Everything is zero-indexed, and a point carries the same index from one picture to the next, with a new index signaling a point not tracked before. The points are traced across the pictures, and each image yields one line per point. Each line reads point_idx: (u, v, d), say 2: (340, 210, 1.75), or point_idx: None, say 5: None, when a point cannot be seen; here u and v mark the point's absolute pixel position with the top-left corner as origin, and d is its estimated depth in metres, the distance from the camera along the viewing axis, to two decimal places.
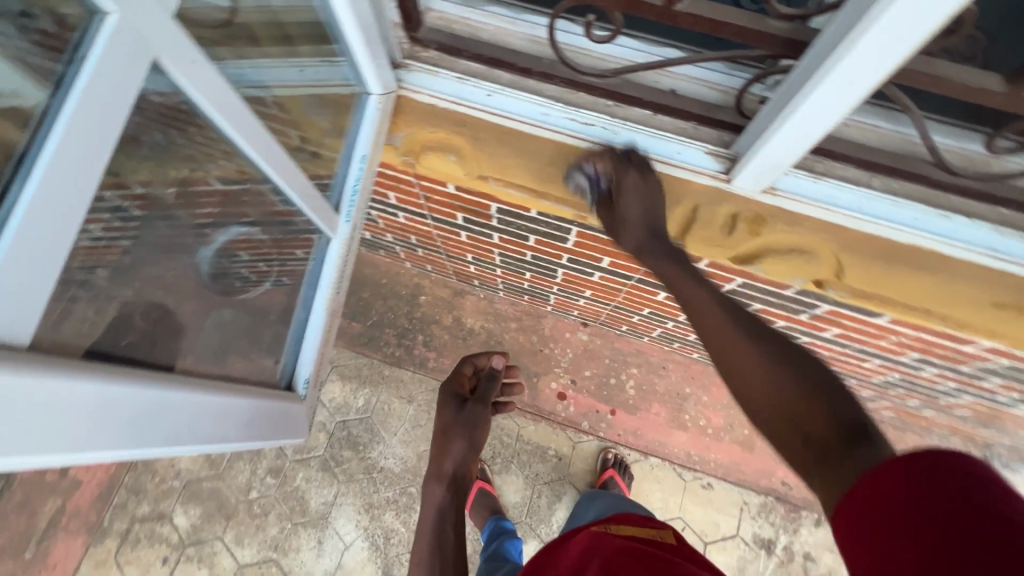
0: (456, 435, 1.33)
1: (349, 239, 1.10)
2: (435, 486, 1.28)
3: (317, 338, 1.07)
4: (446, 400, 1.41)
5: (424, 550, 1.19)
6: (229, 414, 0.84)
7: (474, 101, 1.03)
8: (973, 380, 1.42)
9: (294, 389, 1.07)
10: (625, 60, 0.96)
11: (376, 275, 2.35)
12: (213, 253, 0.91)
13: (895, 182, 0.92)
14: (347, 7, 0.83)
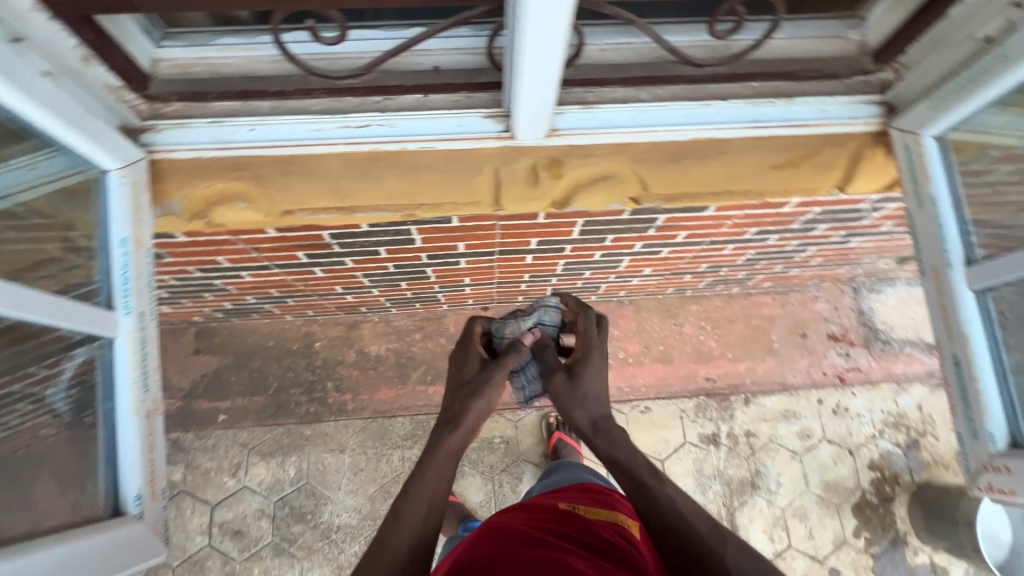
0: (475, 391, 0.99)
1: (139, 329, 0.94)
2: (452, 435, 0.94)
3: (135, 446, 0.90)
4: (464, 358, 1.07)
5: (409, 513, 0.83)
6: (65, 565, 0.74)
7: (238, 140, 0.96)
8: (806, 232, 1.58)
9: (124, 512, 0.88)
10: (375, 52, 0.94)
11: (261, 340, 2.21)
12: (65, 388, 0.89)
13: (657, 89, 0.99)
14: (15, 98, 0.71)
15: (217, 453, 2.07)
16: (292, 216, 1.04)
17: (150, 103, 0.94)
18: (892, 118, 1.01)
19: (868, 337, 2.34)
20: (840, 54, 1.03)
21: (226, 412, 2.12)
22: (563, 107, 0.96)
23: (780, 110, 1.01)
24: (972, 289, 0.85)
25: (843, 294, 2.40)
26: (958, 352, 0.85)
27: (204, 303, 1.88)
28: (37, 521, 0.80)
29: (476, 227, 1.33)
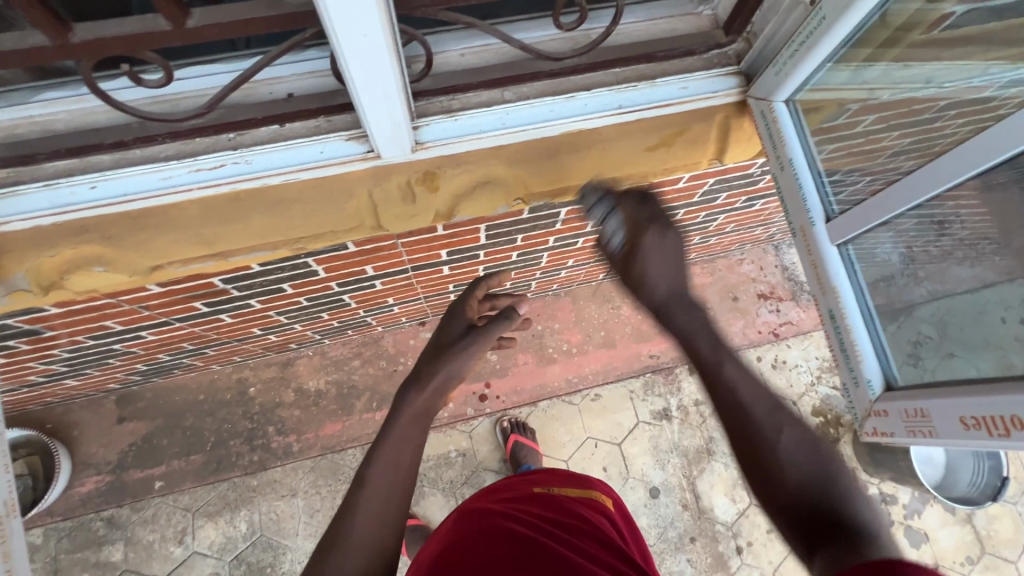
0: (449, 355, 1.03)
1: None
2: (416, 398, 0.99)
3: None
4: (449, 321, 1.11)
5: (377, 480, 0.88)
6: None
7: (79, 201, 0.88)
8: (710, 202, 1.62)
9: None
10: (216, 87, 0.89)
11: (190, 396, 2.09)
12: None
13: (522, 87, 0.98)
14: None
15: (158, 522, 1.95)
16: (162, 270, 0.98)
17: None
18: (749, 86, 1.04)
19: (794, 290, 2.44)
20: (694, 31, 1.04)
21: (162, 478, 2.00)
22: (426, 119, 0.94)
23: (646, 93, 1.02)
24: (835, 243, 0.96)
25: (766, 253, 2.49)
26: (833, 307, 0.98)
27: (114, 369, 1.76)
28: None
29: (377, 248, 1.29)
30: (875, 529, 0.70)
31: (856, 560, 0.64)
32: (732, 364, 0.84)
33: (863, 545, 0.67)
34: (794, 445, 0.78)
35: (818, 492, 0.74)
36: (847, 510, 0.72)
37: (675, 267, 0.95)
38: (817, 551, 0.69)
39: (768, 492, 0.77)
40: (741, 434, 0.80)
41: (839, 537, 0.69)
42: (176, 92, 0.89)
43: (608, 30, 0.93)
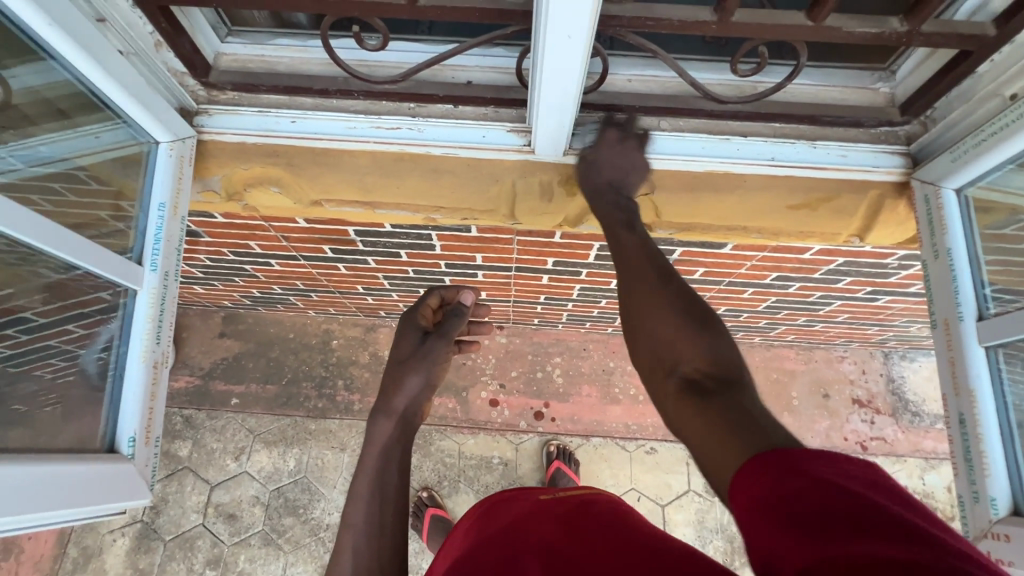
0: (412, 367, 0.95)
1: (161, 286, 0.97)
2: (383, 424, 0.90)
3: (138, 393, 0.92)
4: (404, 331, 1.02)
5: (359, 520, 0.80)
6: (50, 483, 0.74)
7: (280, 130, 1.05)
8: (830, 282, 1.55)
9: (116, 451, 0.89)
10: (411, 63, 1.00)
11: (283, 332, 2.29)
12: (96, 351, 0.95)
13: (678, 120, 1.02)
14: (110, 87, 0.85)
15: (224, 434, 2.13)
16: (320, 206, 1.13)
17: (208, 90, 1.04)
18: (914, 168, 1.00)
19: (896, 406, 2.22)
20: (871, 104, 1.02)
21: (239, 397, 2.19)
22: (584, 128, 1.00)
23: (801, 151, 1.02)
24: (982, 344, 0.84)
25: (872, 358, 2.29)
26: (964, 411, 0.84)
27: (233, 289, 1.98)
28: (28, 439, 0.80)
29: (493, 239, 1.37)
30: (728, 356, 0.66)
31: (729, 404, 0.59)
32: (636, 246, 0.83)
33: (739, 390, 0.62)
34: (670, 300, 0.72)
35: (686, 332, 0.68)
36: (698, 336, 0.68)
37: (624, 170, 0.97)
38: (675, 373, 0.66)
39: (649, 288, 0.75)
40: (637, 283, 0.76)
41: (704, 368, 0.65)
42: (380, 60, 1.01)
43: (780, 84, 0.94)
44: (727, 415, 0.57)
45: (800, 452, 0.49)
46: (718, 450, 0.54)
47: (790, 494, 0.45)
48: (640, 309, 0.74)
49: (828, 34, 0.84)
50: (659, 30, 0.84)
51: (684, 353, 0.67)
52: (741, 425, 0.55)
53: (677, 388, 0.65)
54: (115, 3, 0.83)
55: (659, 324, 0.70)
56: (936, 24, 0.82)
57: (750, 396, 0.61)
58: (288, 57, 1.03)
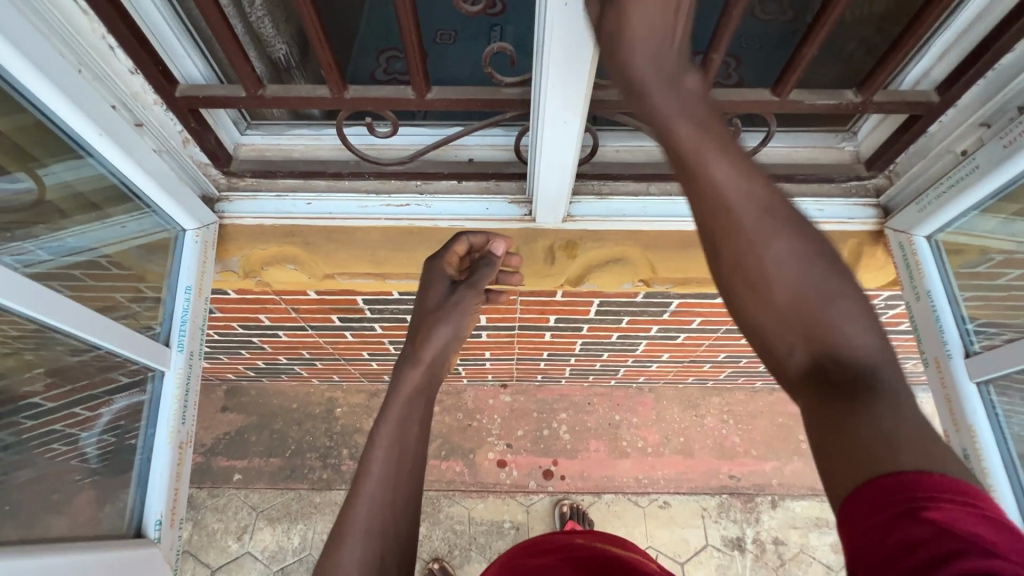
0: (437, 321, 0.96)
1: (187, 366, 1.02)
2: (412, 372, 0.91)
3: (164, 474, 0.95)
4: (431, 276, 1.01)
5: (377, 469, 0.79)
6: (85, 573, 0.77)
7: (297, 211, 1.12)
8: None
9: (143, 535, 0.91)
10: (418, 145, 1.09)
11: (287, 402, 2.28)
12: (98, 432, 0.96)
13: (665, 185, 1.10)
14: (147, 181, 0.93)
15: (226, 513, 2.07)
16: (332, 279, 1.18)
17: (229, 178, 1.12)
18: (888, 218, 1.08)
19: None
20: (837, 162, 1.12)
21: (241, 472, 2.15)
22: (579, 197, 1.09)
23: None
24: (974, 381, 0.88)
25: None
26: (967, 447, 0.87)
27: (239, 361, 1.99)
28: (63, 527, 0.82)
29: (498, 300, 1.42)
30: (863, 338, 0.53)
31: (861, 414, 0.47)
32: (722, 169, 0.61)
33: (878, 386, 0.50)
34: (782, 258, 0.58)
35: (809, 298, 0.56)
36: (822, 312, 0.55)
37: (670, 34, 0.66)
38: (793, 357, 0.56)
39: (760, 235, 0.59)
40: (729, 235, 0.60)
41: (833, 353, 0.53)
42: (389, 144, 1.09)
43: (755, 148, 1.03)
44: (856, 423, 0.46)
45: (905, 482, 0.41)
46: (840, 455, 0.45)
47: (891, 527, 0.38)
48: (751, 263, 0.59)
49: (793, 106, 0.94)
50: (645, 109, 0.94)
51: (802, 332, 0.55)
52: (863, 432, 0.45)
53: (800, 377, 0.54)
54: (151, 109, 0.93)
55: (780, 283, 0.57)
56: (886, 94, 0.93)
57: (891, 390, 0.49)
58: (303, 145, 1.12)
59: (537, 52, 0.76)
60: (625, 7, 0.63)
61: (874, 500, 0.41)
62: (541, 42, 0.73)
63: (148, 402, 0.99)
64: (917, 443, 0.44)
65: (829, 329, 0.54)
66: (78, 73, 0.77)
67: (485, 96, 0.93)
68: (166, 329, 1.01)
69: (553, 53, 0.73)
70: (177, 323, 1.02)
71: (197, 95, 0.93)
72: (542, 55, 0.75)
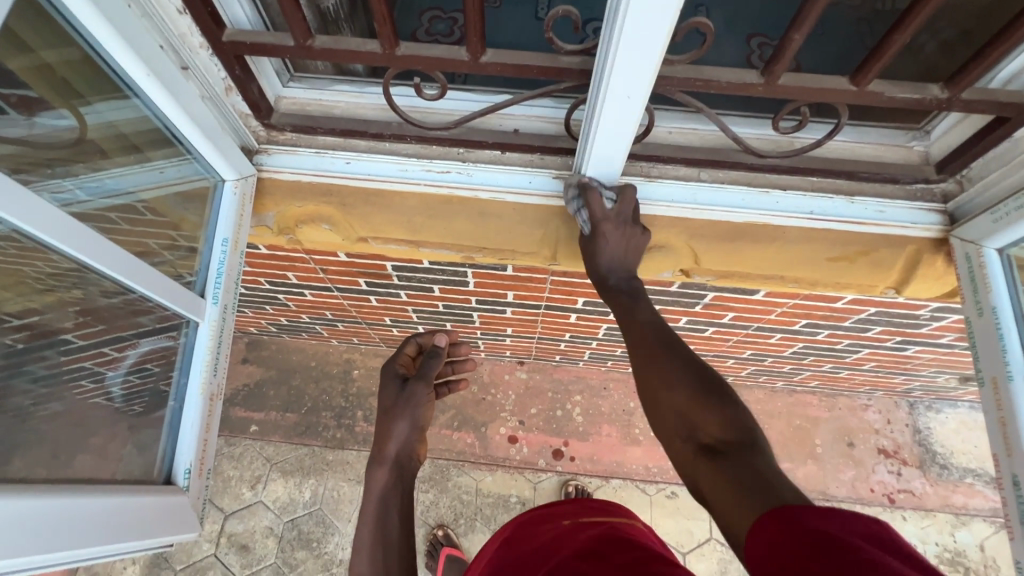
0: (395, 417, 1.00)
1: (221, 319, 1.02)
2: (377, 474, 0.98)
3: (194, 422, 0.96)
4: (384, 380, 1.07)
5: (366, 566, 0.90)
6: (117, 515, 0.78)
7: (335, 170, 1.10)
8: (860, 331, 1.55)
9: (172, 482, 0.93)
10: (464, 111, 1.05)
11: (305, 360, 2.30)
12: (123, 373, 0.95)
13: (718, 172, 1.05)
14: (188, 126, 0.91)
15: (242, 462, 2.12)
16: (365, 242, 1.16)
17: (269, 131, 1.09)
18: (953, 226, 1.02)
19: (924, 458, 2.17)
20: (904, 163, 1.05)
21: (258, 424, 2.19)
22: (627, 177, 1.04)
23: (839, 206, 1.05)
24: None
25: (897, 407, 2.26)
26: (1018, 473, 0.84)
27: (262, 315, 2.01)
28: (94, 468, 0.84)
29: (528, 278, 1.39)
30: (737, 422, 0.67)
31: (728, 462, 0.62)
32: (644, 314, 0.89)
33: (751, 451, 0.64)
34: (672, 375, 0.77)
35: (693, 405, 0.71)
36: (704, 407, 0.71)
37: (625, 254, 0.98)
38: (688, 443, 0.70)
39: (661, 362, 0.79)
40: (644, 355, 0.82)
41: (719, 437, 0.67)
42: (434, 107, 1.05)
43: (819, 141, 0.97)
44: (732, 475, 0.60)
45: (799, 509, 0.51)
46: (715, 493, 0.60)
47: (787, 546, 0.48)
48: (654, 377, 0.78)
49: (870, 98, 0.88)
50: (708, 90, 0.89)
51: (693, 424, 0.70)
52: (744, 480, 0.59)
53: (694, 453, 0.68)
54: (197, 53, 0.89)
55: (669, 394, 0.74)
56: (974, 91, 0.86)
57: (762, 459, 0.62)
58: (345, 102, 1.09)
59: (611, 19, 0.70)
60: (597, 240, 0.97)
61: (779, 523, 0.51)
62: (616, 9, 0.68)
63: (181, 352, 1.00)
64: (773, 485, 0.57)
65: (711, 419, 0.69)
66: (128, 9, 0.74)
67: (542, 63, 0.88)
68: (201, 280, 1.01)
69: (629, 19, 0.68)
70: (213, 275, 1.02)
71: (244, 41, 0.89)
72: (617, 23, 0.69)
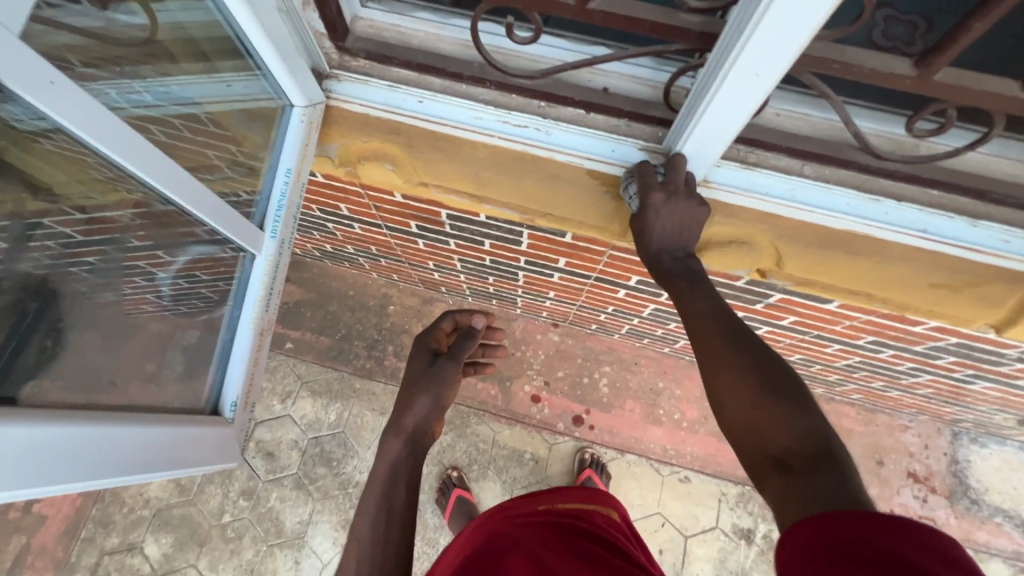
0: (422, 388, 1.08)
1: (276, 254, 1.00)
2: (393, 440, 1.03)
3: (244, 358, 0.97)
4: (418, 353, 1.16)
5: (365, 533, 0.90)
6: (168, 444, 0.82)
7: (406, 108, 1.02)
8: (929, 358, 1.44)
9: (220, 414, 0.96)
10: (554, 60, 0.95)
11: (343, 288, 2.32)
12: (172, 275, 0.97)
13: (825, 169, 0.94)
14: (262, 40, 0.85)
15: (275, 375, 2.20)
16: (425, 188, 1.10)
17: (341, 55, 1.02)
18: None
19: (955, 490, 2.09)
20: None
21: (293, 342, 2.25)
22: (722, 160, 0.94)
23: (958, 228, 0.93)
24: None
25: (939, 434, 2.15)
26: None
27: (309, 239, 2.02)
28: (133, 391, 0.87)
29: (585, 248, 1.32)
30: (816, 428, 0.63)
31: (820, 483, 0.57)
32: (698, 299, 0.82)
33: (831, 464, 0.59)
34: (740, 368, 0.70)
35: (766, 405, 0.66)
36: (778, 409, 0.65)
37: (682, 232, 0.89)
38: (766, 452, 0.65)
39: (725, 351, 0.73)
40: (701, 344, 0.77)
41: (793, 447, 0.62)
42: (525, 53, 0.95)
43: (956, 150, 0.85)
44: (819, 493, 0.56)
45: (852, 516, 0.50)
46: (803, 510, 0.55)
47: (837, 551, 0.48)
48: (718, 371, 0.72)
49: None
50: (845, 76, 0.77)
51: (764, 432, 0.65)
52: (835, 496, 0.55)
53: (770, 463, 0.64)
54: None
55: (734, 393, 0.69)
56: None
57: (853, 476, 0.58)
58: (424, 31, 0.99)
59: None
60: (645, 212, 0.89)
61: (812, 535, 0.51)
62: None
63: (237, 279, 1.01)
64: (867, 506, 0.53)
65: (783, 423, 0.64)
66: None
67: (657, 18, 0.77)
68: (260, 210, 0.99)
69: None
70: (272, 205, 0.98)
71: None
72: None
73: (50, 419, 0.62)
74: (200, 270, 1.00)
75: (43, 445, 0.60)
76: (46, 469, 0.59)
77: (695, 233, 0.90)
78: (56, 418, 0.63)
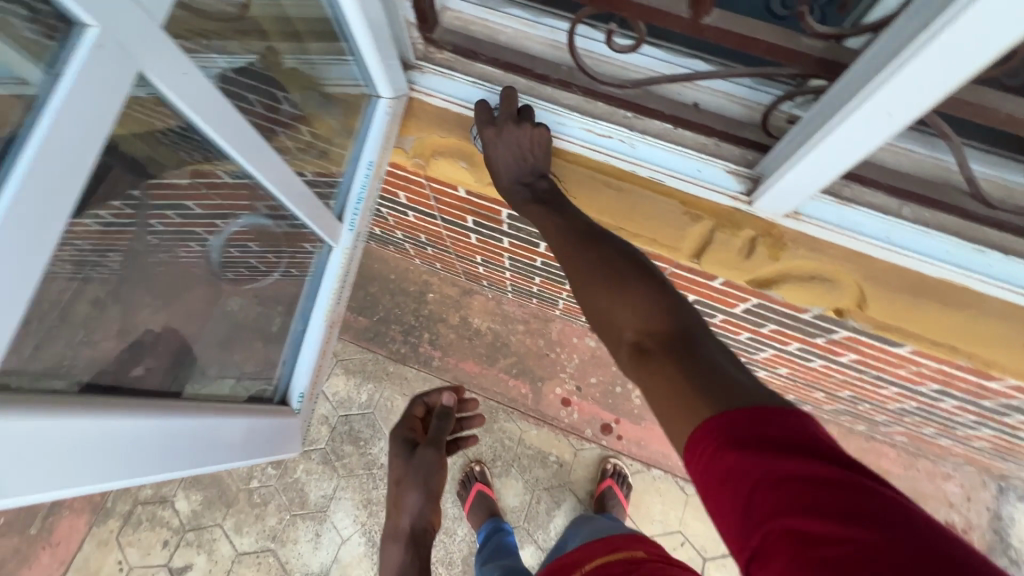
0: (410, 487, 1.21)
1: (351, 247, 1.07)
2: (393, 547, 1.20)
3: (315, 347, 1.05)
4: (399, 450, 1.29)
5: None
6: (233, 436, 0.83)
7: (490, 107, 1.01)
8: (995, 413, 1.37)
9: (288, 403, 1.04)
10: (648, 70, 0.92)
11: (385, 271, 2.33)
12: (222, 241, 0.92)
13: (926, 212, 0.88)
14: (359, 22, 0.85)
15: None
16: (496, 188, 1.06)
17: (427, 46, 0.99)
18: None
19: (995, 546, 2.00)
20: None
21: None
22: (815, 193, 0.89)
23: None
24: None
25: (984, 487, 2.06)
26: None
27: None
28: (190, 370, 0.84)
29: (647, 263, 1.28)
30: (663, 304, 0.68)
31: (675, 364, 0.61)
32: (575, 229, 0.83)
33: (682, 341, 0.63)
34: (609, 276, 0.73)
35: (622, 297, 0.70)
36: (631, 297, 0.69)
37: (523, 158, 0.94)
38: (627, 344, 0.68)
39: (599, 267, 0.75)
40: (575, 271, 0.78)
41: (648, 332, 0.66)
42: (619, 60, 0.92)
43: None
44: (674, 374, 0.60)
45: (733, 419, 0.53)
46: (669, 400, 0.59)
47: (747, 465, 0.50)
48: (593, 285, 0.74)
49: None
50: (975, 120, 0.70)
51: (624, 322, 0.68)
52: (693, 374, 0.59)
53: (628, 354, 0.67)
54: None
55: (598, 299, 0.72)
56: None
57: (700, 347, 0.62)
58: (512, 28, 0.95)
59: (920, 29, 0.57)
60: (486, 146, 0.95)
61: (721, 439, 0.53)
62: (935, 21, 0.55)
63: (313, 267, 1.08)
64: (706, 373, 0.59)
65: (637, 312, 0.68)
66: None
67: (774, 39, 0.72)
68: (340, 203, 1.04)
69: (954, 34, 0.54)
70: (352, 199, 1.04)
71: None
72: (931, 36, 0.56)
73: (138, 410, 0.63)
74: (250, 240, 0.98)
75: (131, 435, 0.61)
76: (126, 458, 0.61)
77: (541, 155, 0.95)
78: (144, 408, 0.65)
